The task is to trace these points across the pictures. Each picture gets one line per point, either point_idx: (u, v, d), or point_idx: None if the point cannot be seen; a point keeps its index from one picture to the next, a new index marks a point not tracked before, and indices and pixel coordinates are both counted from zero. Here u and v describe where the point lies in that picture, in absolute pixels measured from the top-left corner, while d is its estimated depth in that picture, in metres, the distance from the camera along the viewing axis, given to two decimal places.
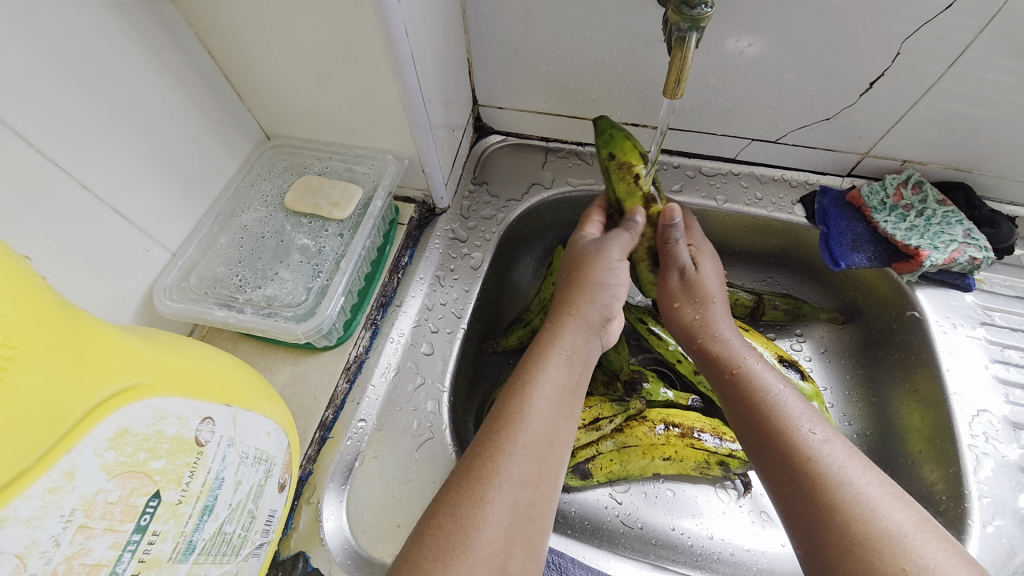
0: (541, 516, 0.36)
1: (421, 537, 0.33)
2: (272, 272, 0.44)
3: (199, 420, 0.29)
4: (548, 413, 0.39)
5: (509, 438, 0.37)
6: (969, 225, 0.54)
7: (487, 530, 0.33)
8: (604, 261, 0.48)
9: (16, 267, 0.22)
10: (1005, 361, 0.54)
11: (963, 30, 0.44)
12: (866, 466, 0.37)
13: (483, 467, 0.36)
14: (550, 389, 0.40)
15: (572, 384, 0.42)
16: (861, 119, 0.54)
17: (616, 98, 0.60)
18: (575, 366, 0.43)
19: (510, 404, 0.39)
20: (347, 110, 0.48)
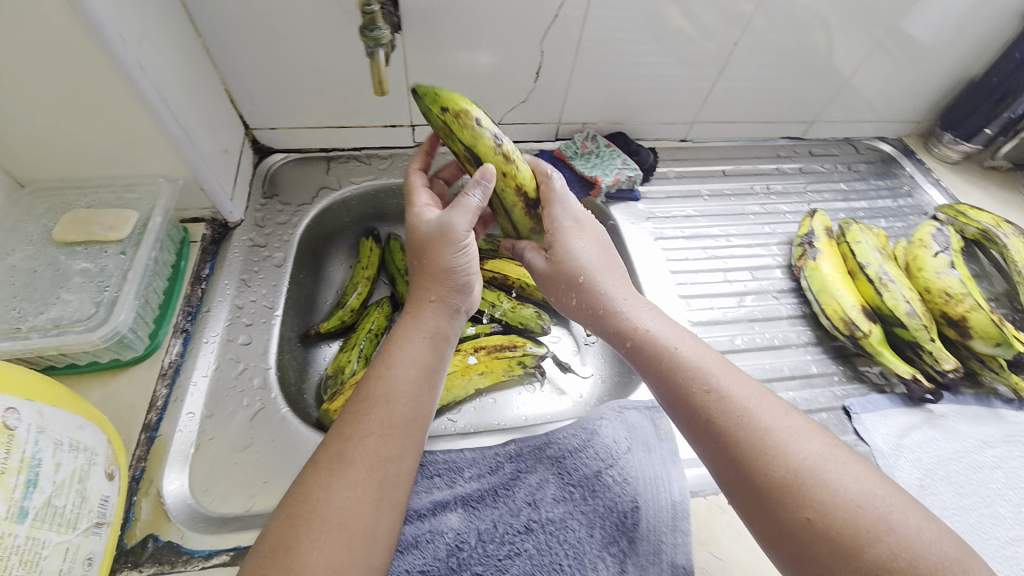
0: (396, 484, 0.42)
1: (284, 513, 0.39)
2: (54, 297, 0.47)
3: (1, 410, 0.34)
4: (410, 370, 0.47)
5: (366, 417, 0.44)
6: (625, 157, 0.80)
7: (365, 455, 0.42)
8: (451, 245, 0.52)
9: None
10: (662, 235, 0.77)
11: (577, 23, 0.67)
12: (739, 379, 0.46)
13: (344, 447, 0.42)
14: (411, 370, 0.47)
15: (433, 365, 0.48)
16: (543, 98, 0.77)
17: (369, 105, 0.74)
18: (435, 348, 0.49)
19: (373, 390, 0.45)
20: (106, 145, 0.53)
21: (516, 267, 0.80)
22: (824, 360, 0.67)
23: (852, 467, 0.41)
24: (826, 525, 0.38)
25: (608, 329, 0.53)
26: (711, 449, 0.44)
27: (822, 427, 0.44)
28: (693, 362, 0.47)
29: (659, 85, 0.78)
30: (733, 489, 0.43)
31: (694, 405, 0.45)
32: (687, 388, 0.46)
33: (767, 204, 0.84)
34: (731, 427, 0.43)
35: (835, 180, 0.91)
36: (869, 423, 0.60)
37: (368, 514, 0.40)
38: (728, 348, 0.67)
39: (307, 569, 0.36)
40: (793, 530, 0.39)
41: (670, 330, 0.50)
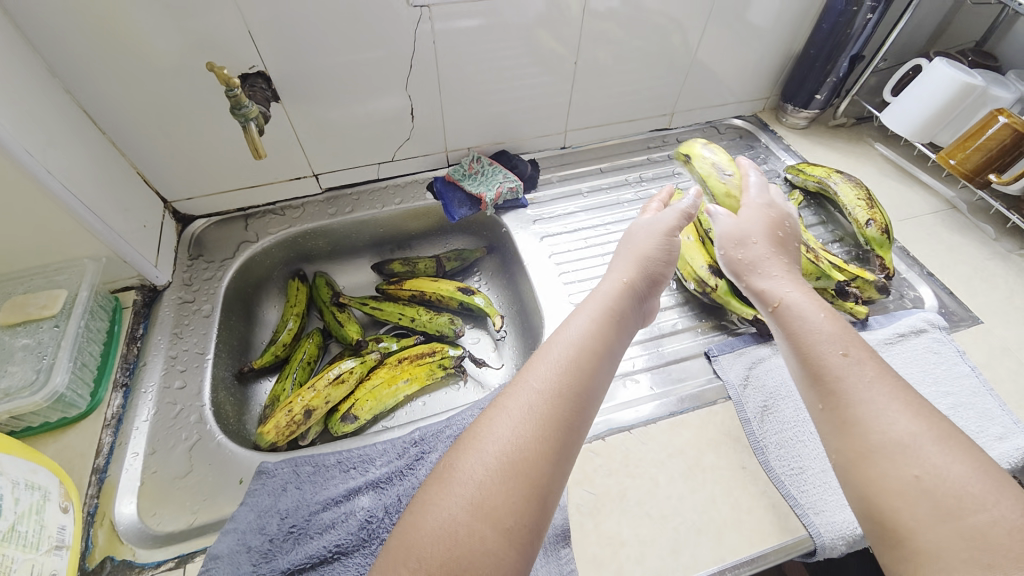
0: (525, 491, 0.40)
1: (438, 474, 0.41)
2: (0, 370, 0.55)
3: None
4: (558, 367, 0.47)
5: (514, 397, 0.45)
6: (504, 172, 0.90)
7: (491, 436, 0.42)
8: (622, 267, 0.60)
9: None
10: (548, 234, 0.88)
11: (431, 69, 0.79)
12: (866, 351, 0.51)
13: (475, 435, 0.43)
14: (565, 353, 0.48)
15: (582, 394, 0.46)
16: (424, 133, 0.89)
17: (271, 165, 0.84)
18: (585, 360, 0.48)
19: (537, 363, 0.48)
20: (31, 238, 0.62)
21: (428, 282, 0.91)
22: (689, 318, 0.78)
23: (951, 455, 0.42)
24: (932, 486, 0.41)
25: (781, 312, 0.59)
26: (831, 400, 0.49)
27: (930, 409, 0.46)
28: (824, 332, 0.54)
29: (523, 106, 0.91)
30: (849, 450, 0.46)
31: (829, 368, 0.51)
32: (818, 357, 0.52)
33: (640, 192, 0.96)
34: (843, 393, 0.49)
35: None
36: (725, 363, 0.70)
37: (521, 510, 0.39)
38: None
39: (432, 526, 0.38)
40: (902, 489, 0.42)
41: (810, 304, 0.57)
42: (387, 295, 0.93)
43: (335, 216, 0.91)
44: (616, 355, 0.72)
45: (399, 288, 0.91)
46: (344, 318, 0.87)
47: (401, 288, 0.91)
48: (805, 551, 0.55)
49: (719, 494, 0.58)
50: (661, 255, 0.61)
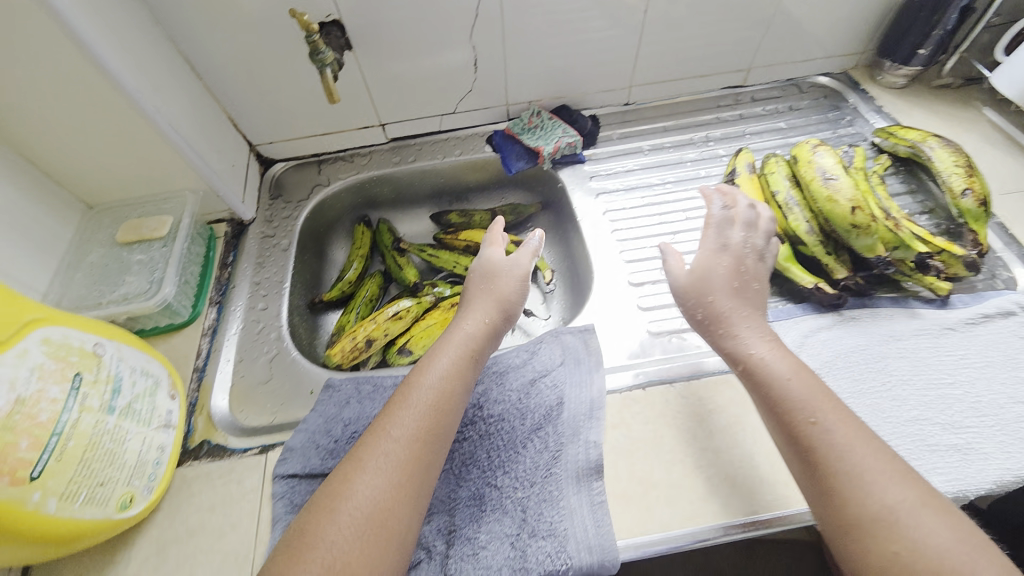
0: (392, 524, 0.45)
1: (313, 506, 0.45)
2: (122, 279, 0.65)
3: (94, 342, 0.51)
4: (438, 394, 0.52)
5: (384, 435, 0.49)
6: (564, 126, 0.90)
7: (388, 446, 0.48)
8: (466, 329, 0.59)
9: None
10: (604, 191, 0.88)
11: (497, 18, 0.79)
12: (841, 419, 0.48)
13: (368, 454, 0.48)
14: (412, 423, 0.50)
15: (439, 436, 0.50)
16: (487, 85, 0.90)
17: (342, 112, 0.89)
18: (432, 422, 0.50)
19: (385, 420, 0.50)
20: (145, 171, 0.71)
21: (482, 233, 0.94)
22: None
23: (926, 509, 0.42)
24: (909, 560, 0.40)
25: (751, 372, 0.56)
26: (806, 479, 0.48)
27: (903, 464, 0.46)
28: (797, 396, 0.51)
29: (588, 59, 0.89)
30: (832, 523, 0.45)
31: (798, 435, 0.49)
32: (792, 421, 0.50)
33: (704, 152, 0.92)
34: (840, 464, 0.46)
35: (775, 122, 0.97)
36: (779, 329, 0.69)
37: (378, 556, 0.43)
38: (657, 277, 0.76)
39: (320, 551, 0.42)
40: (881, 563, 0.41)
41: (776, 362, 0.54)
42: (443, 244, 0.97)
43: (399, 165, 0.96)
44: (665, 312, 0.72)
45: (455, 238, 0.95)
46: (403, 262, 0.92)
47: (457, 238, 0.95)
48: None
49: (758, 452, 0.58)
50: (518, 295, 0.64)
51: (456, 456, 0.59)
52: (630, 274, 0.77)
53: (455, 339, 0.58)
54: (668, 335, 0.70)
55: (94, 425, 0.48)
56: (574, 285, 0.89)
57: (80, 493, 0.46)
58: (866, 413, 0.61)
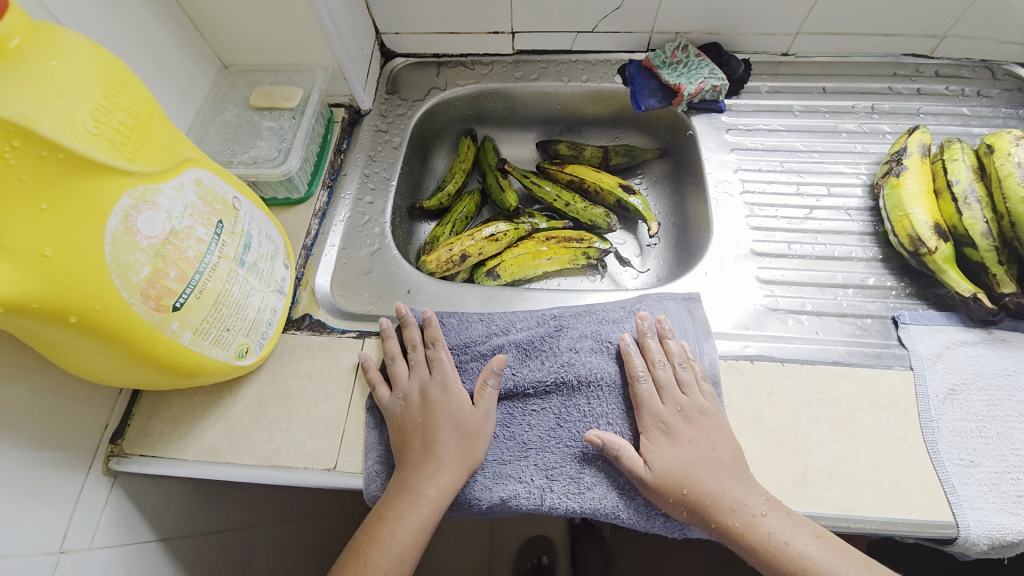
0: None
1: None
2: (252, 143, 0.66)
3: (232, 195, 0.52)
4: (440, 499, 0.50)
5: (377, 544, 0.49)
6: (712, 67, 0.80)
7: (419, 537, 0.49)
8: (429, 448, 0.52)
9: (142, 88, 0.41)
10: (739, 148, 0.79)
11: None
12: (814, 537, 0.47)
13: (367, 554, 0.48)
14: (406, 532, 0.49)
15: (415, 545, 0.49)
16: (636, 5, 0.81)
17: (476, 10, 0.83)
18: (411, 543, 0.49)
19: (368, 535, 0.49)
20: (283, 38, 0.70)
21: (591, 170, 0.89)
22: (885, 275, 0.67)
23: None
24: None
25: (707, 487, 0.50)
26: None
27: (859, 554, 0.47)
28: (765, 523, 0.48)
29: None
30: None
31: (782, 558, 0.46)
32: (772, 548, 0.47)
33: (864, 124, 0.80)
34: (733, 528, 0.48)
35: (957, 104, 0.83)
36: (916, 334, 0.61)
37: None
38: (784, 252, 0.69)
39: None
40: None
41: (742, 485, 0.49)
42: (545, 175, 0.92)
43: (520, 81, 0.90)
44: (787, 291, 0.66)
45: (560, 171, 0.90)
46: (504, 185, 0.89)
47: (563, 171, 0.90)
48: (944, 536, 0.51)
49: (866, 453, 0.54)
50: (427, 419, 0.53)
51: (554, 395, 0.56)
52: (752, 242, 0.70)
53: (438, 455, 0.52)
54: (784, 313, 0.64)
55: (228, 273, 0.49)
56: (679, 244, 0.83)
57: (210, 333, 0.48)
58: (995, 440, 0.55)
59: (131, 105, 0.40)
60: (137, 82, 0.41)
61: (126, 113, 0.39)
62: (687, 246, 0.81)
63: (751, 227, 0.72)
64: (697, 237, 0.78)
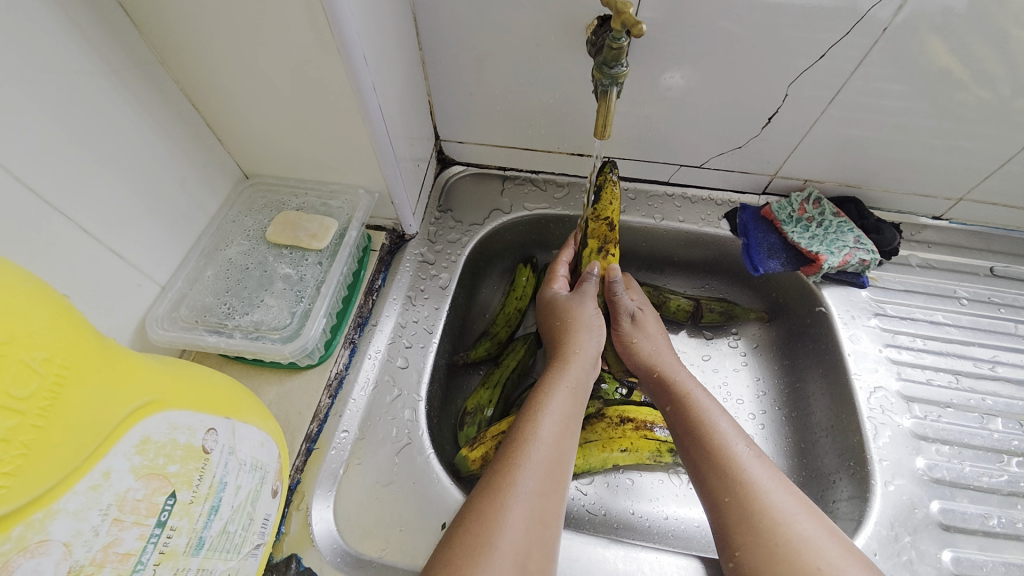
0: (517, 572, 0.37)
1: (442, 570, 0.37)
2: (258, 299, 0.48)
3: (205, 431, 0.34)
4: (557, 466, 0.44)
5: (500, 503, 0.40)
6: (858, 233, 0.64)
7: (535, 533, 0.40)
8: (549, 393, 0.50)
9: (73, 317, 0.26)
10: (896, 345, 0.62)
11: (847, 59, 0.53)
12: (776, 476, 0.44)
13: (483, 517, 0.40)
14: (533, 507, 0.41)
15: (548, 517, 0.41)
16: (764, 146, 0.65)
17: (562, 130, 0.68)
18: (522, 434, 0.46)
19: (487, 508, 0.40)
20: (323, 155, 0.54)
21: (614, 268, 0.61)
22: None
23: (833, 543, 0.39)
24: None
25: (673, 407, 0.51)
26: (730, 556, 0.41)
27: (808, 505, 0.42)
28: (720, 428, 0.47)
29: (927, 150, 0.61)
30: None
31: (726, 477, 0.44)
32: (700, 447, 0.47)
33: None
34: (762, 533, 0.40)
35: None
36: None
37: None
38: (983, 532, 0.52)
39: None
40: None
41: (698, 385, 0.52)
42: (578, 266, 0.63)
43: None
44: None
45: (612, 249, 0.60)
46: None
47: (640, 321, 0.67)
48: None
49: None
50: (563, 399, 0.49)
51: None
52: (936, 504, 0.53)
53: (543, 433, 0.46)
54: None
55: None
56: (806, 456, 0.62)
57: None
58: None
59: (19, 390, 0.22)
60: (63, 308, 0.26)
61: (5, 411, 0.22)
62: (826, 476, 0.59)
63: (929, 480, 0.55)
64: (841, 467, 0.58)
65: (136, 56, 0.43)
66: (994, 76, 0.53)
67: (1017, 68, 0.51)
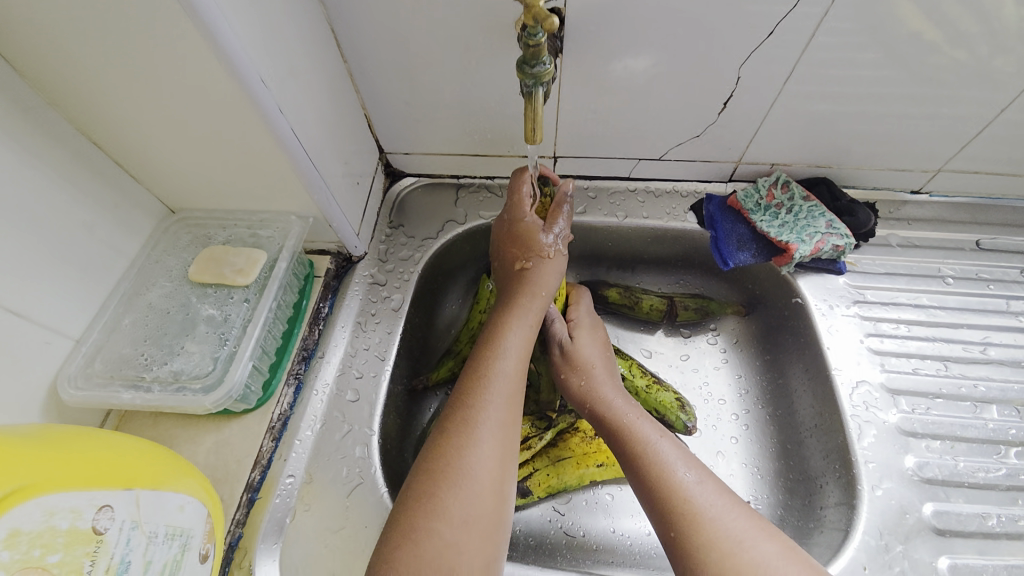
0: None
1: None
2: (179, 346, 0.46)
3: (96, 509, 0.32)
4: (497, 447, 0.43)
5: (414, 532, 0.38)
6: (830, 216, 0.60)
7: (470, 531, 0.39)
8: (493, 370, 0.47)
9: None
10: (878, 334, 0.59)
11: (799, 31, 0.49)
12: (727, 500, 0.42)
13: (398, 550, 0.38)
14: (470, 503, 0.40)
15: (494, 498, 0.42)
16: (723, 131, 0.61)
17: (509, 133, 0.64)
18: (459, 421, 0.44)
19: (402, 540, 0.38)
20: (245, 185, 0.51)
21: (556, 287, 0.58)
22: None
23: (790, 563, 0.38)
24: None
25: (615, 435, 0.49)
26: None
27: (761, 523, 0.41)
28: (662, 454, 0.45)
29: (897, 122, 0.57)
30: None
31: (671, 507, 0.42)
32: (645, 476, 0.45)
33: None
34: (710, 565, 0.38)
35: None
36: None
37: None
38: (982, 535, 0.49)
39: None
40: None
41: (639, 410, 0.50)
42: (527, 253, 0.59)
43: None
44: None
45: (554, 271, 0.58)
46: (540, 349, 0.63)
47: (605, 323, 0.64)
48: None
49: None
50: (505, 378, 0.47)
51: None
52: (929, 506, 0.50)
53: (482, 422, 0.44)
54: None
55: None
56: (792, 458, 0.59)
57: None
58: None
59: None
60: None
61: None
62: (814, 480, 0.56)
63: (919, 480, 0.51)
64: (828, 470, 0.54)
65: (16, 97, 0.40)
66: (964, 31, 0.48)
67: (992, 24, 0.47)
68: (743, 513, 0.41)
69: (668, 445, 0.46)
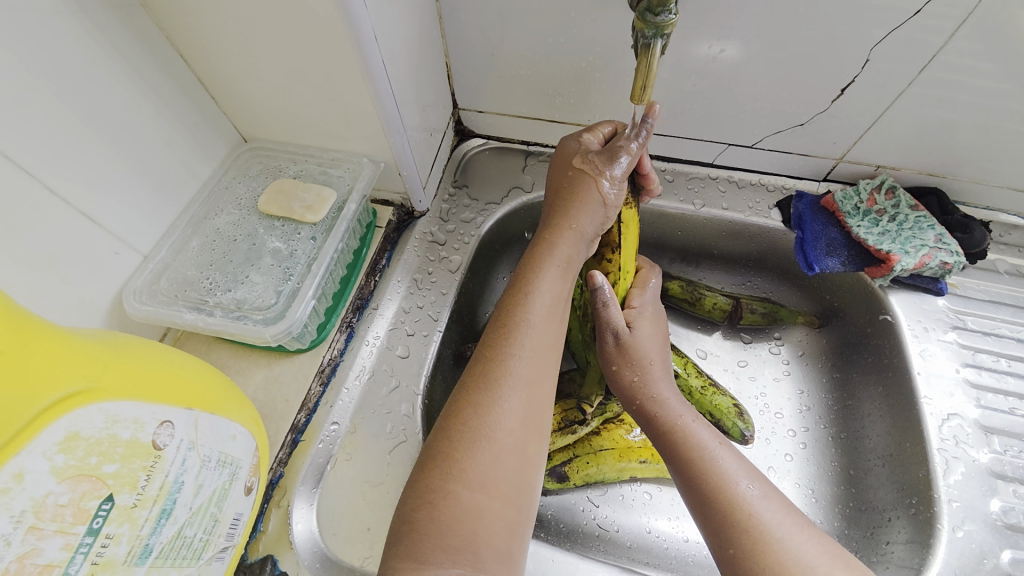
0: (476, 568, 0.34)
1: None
2: (243, 276, 0.45)
3: (157, 424, 0.31)
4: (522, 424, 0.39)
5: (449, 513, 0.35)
6: (941, 231, 0.54)
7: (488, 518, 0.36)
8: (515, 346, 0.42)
9: None
10: (976, 366, 0.54)
11: (946, 20, 0.43)
12: (797, 520, 0.39)
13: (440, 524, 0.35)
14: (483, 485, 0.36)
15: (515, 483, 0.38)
16: (830, 126, 0.55)
17: (592, 100, 0.60)
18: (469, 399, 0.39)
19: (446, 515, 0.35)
20: (322, 119, 0.49)
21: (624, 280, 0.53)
22: None
23: None
24: None
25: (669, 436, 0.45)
26: None
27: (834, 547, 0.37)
28: (722, 462, 0.42)
29: None
30: None
31: (735, 520, 0.38)
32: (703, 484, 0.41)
33: None
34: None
35: None
36: None
37: None
38: None
39: None
40: None
41: (695, 415, 0.47)
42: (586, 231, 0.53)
43: None
44: None
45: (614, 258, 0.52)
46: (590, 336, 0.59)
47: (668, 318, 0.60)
48: None
49: None
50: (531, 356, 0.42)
51: None
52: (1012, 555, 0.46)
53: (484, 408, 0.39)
54: None
55: None
56: (854, 486, 0.55)
57: None
58: None
59: None
60: None
61: None
62: (879, 512, 0.52)
63: (1001, 526, 0.47)
64: (899, 504, 0.50)
65: None
66: None
67: None
68: (814, 536, 0.38)
69: (726, 453, 0.43)
